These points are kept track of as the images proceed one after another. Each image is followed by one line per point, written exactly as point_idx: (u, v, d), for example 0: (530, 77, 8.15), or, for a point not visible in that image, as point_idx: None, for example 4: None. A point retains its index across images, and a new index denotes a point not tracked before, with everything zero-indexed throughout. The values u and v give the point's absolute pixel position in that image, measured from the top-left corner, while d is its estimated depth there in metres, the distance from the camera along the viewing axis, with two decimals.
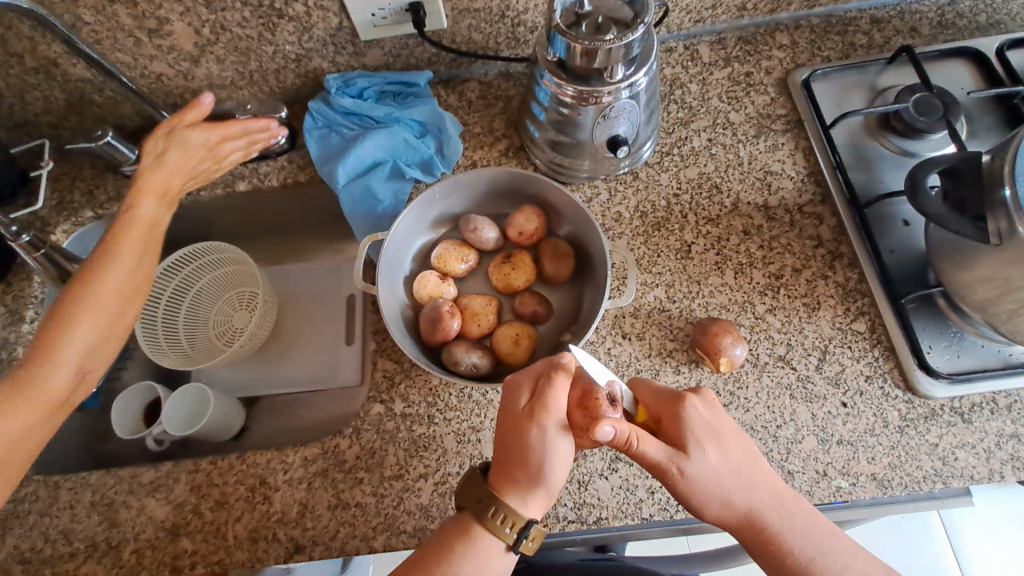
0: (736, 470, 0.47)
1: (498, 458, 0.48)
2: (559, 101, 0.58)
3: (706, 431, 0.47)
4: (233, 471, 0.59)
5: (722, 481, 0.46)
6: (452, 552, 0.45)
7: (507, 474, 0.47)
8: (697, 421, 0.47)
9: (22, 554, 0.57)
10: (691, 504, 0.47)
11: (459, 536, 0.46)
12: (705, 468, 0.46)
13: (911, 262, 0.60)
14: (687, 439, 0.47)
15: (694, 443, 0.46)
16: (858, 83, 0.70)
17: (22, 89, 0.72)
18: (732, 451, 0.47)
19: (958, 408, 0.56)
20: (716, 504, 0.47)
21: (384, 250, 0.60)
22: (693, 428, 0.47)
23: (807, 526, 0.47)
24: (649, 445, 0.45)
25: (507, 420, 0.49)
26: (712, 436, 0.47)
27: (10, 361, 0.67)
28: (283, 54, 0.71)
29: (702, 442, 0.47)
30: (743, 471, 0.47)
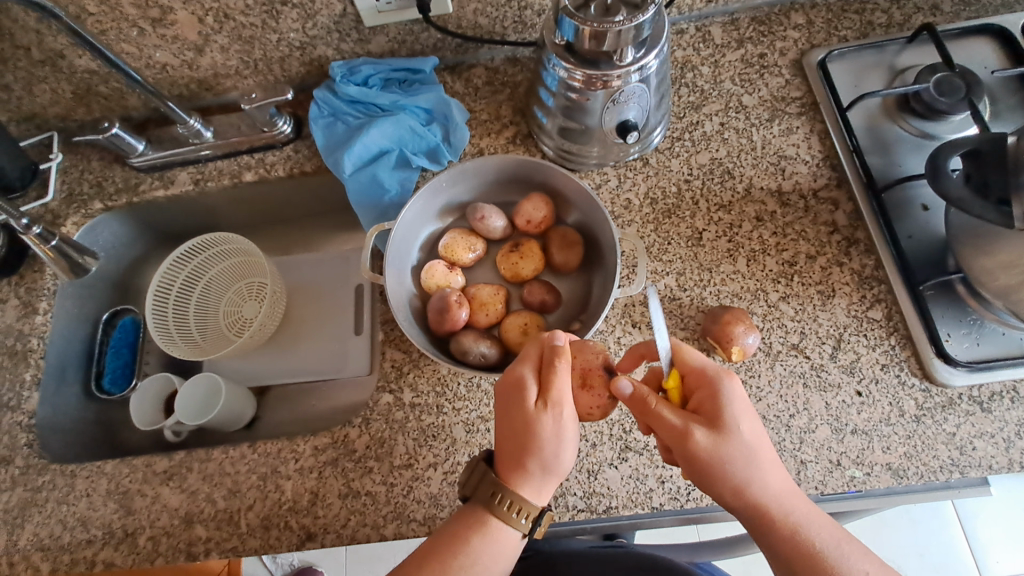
0: (763, 451, 0.46)
1: (507, 455, 0.47)
2: (567, 86, 0.57)
3: (744, 410, 0.47)
4: (244, 461, 0.59)
5: (748, 459, 0.45)
6: (466, 542, 0.45)
7: (522, 470, 0.46)
8: (736, 398, 0.47)
9: (41, 541, 0.58)
10: (708, 480, 0.46)
11: (472, 526, 0.46)
12: (736, 445, 0.45)
13: (929, 247, 0.59)
14: (723, 415, 0.46)
15: (730, 418, 0.46)
16: (876, 64, 0.68)
17: (29, 81, 0.72)
18: (759, 433, 0.47)
19: (977, 397, 0.55)
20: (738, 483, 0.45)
21: (392, 240, 0.60)
22: (730, 406, 0.46)
23: (820, 518, 0.46)
24: (666, 408, 0.46)
25: (515, 417, 0.47)
26: (747, 412, 0.47)
27: (26, 352, 0.68)
28: (287, 42, 0.70)
29: (737, 418, 0.46)
30: (768, 454, 0.46)
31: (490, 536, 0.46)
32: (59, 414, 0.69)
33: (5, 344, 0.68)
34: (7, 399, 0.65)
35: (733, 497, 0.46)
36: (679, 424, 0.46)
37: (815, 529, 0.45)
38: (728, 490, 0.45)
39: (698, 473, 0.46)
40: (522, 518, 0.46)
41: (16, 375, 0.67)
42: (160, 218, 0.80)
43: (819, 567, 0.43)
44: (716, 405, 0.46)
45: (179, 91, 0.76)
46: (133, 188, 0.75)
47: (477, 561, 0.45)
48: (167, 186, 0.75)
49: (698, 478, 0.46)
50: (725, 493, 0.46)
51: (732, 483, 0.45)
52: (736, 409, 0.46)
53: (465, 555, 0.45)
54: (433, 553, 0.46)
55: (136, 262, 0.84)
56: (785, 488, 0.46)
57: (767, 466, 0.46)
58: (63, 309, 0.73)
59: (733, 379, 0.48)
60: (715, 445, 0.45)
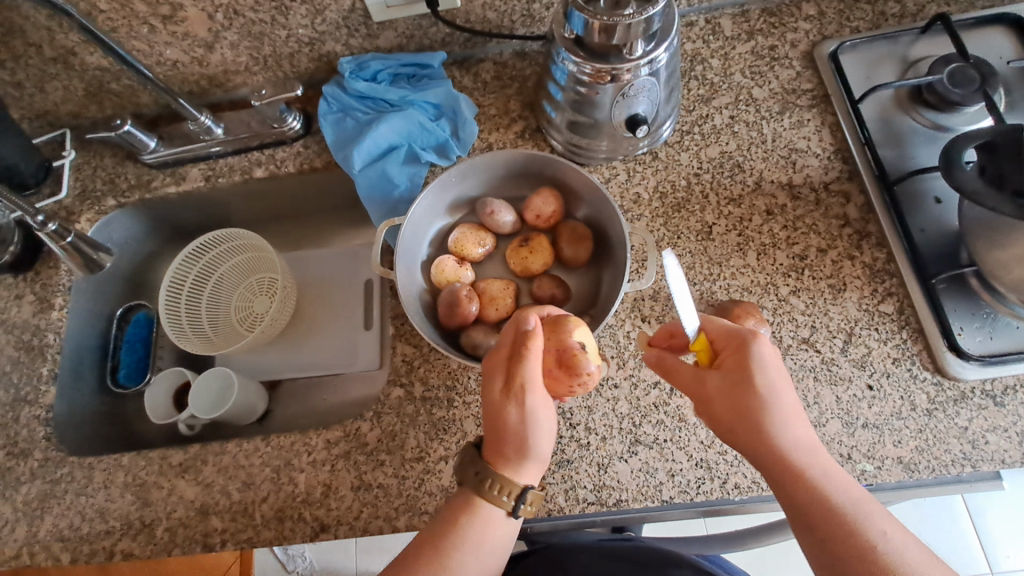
0: (789, 409, 0.45)
1: (500, 443, 0.47)
2: (576, 80, 0.57)
3: (774, 371, 0.45)
4: (258, 453, 0.60)
5: (773, 410, 0.45)
6: (459, 527, 0.46)
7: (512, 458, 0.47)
8: (766, 358, 0.45)
9: (60, 532, 0.59)
10: (731, 430, 0.45)
11: (466, 512, 0.47)
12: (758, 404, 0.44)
13: (942, 240, 0.58)
14: (746, 375, 0.45)
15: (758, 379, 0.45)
16: (889, 55, 0.67)
17: (42, 79, 0.73)
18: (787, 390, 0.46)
19: (990, 391, 0.55)
20: (761, 434, 0.44)
21: (402, 235, 0.60)
22: (757, 366, 0.45)
23: (856, 486, 0.43)
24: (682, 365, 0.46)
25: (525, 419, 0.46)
26: (777, 374, 0.45)
27: (43, 347, 0.69)
28: (296, 38, 0.70)
29: (762, 374, 0.45)
30: (794, 409, 0.45)
31: (484, 521, 0.46)
32: (75, 407, 0.70)
33: (22, 339, 0.69)
34: (25, 393, 0.67)
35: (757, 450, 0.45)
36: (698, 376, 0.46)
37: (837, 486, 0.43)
38: (751, 441, 0.45)
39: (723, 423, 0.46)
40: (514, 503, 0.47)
41: (34, 370, 0.68)
42: (172, 214, 0.81)
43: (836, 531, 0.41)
44: (741, 360, 0.46)
45: (189, 87, 0.77)
46: (145, 184, 0.75)
47: (471, 545, 0.46)
48: (178, 182, 0.75)
49: (722, 430, 0.46)
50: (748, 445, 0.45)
51: (755, 433, 0.44)
52: (764, 370, 0.45)
53: (460, 541, 0.46)
54: (430, 541, 0.46)
55: (148, 258, 0.85)
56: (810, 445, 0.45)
57: (792, 420, 0.45)
58: (79, 305, 0.74)
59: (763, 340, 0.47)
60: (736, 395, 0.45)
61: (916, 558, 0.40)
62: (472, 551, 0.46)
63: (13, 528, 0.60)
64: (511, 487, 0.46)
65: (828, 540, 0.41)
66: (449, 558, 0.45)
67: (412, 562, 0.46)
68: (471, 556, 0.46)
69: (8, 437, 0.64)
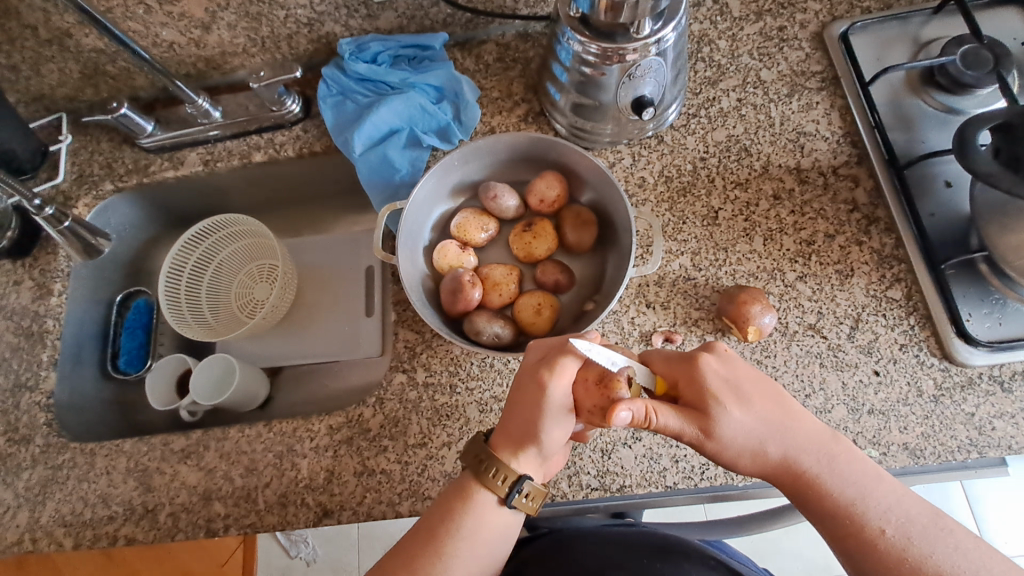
0: (764, 422, 0.45)
1: (508, 419, 0.48)
2: (581, 60, 0.55)
3: (725, 387, 0.45)
4: (261, 439, 0.60)
5: (744, 431, 0.45)
6: (454, 512, 0.46)
7: (513, 439, 0.47)
8: (714, 375, 0.45)
9: (63, 518, 0.59)
10: (724, 460, 0.46)
11: (464, 498, 0.47)
12: (732, 427, 0.44)
13: (952, 225, 0.58)
14: (706, 399, 0.45)
15: (714, 403, 0.44)
16: (899, 36, 0.66)
17: (37, 61, 0.71)
18: (755, 402, 0.45)
19: (997, 377, 0.54)
20: (748, 456, 0.45)
21: (404, 219, 0.59)
22: (710, 386, 0.45)
23: (846, 464, 0.45)
24: (665, 416, 0.44)
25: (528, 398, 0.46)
26: (728, 390, 0.45)
27: (42, 333, 0.68)
28: (295, 19, 0.69)
29: (727, 401, 0.45)
30: (770, 421, 0.45)
31: (480, 507, 0.46)
32: (76, 393, 0.70)
33: (21, 325, 0.69)
34: (25, 379, 0.66)
35: (751, 468, 0.46)
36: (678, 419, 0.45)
37: (833, 480, 0.44)
38: (740, 462, 0.46)
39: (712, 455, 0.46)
40: (505, 483, 0.46)
41: (34, 356, 0.67)
42: (171, 199, 0.80)
43: (848, 521, 0.43)
44: (699, 389, 0.45)
45: (186, 70, 0.76)
46: (143, 169, 0.74)
47: (465, 531, 0.46)
48: (176, 167, 0.74)
49: (715, 460, 0.47)
50: (744, 466, 0.46)
51: (740, 456, 0.45)
52: (717, 393, 0.45)
53: (456, 527, 0.46)
54: (428, 525, 0.47)
55: (148, 244, 0.84)
56: (801, 448, 0.45)
57: (771, 434, 0.45)
58: (78, 291, 0.73)
59: (709, 358, 0.46)
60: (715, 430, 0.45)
61: (920, 533, 0.42)
62: (466, 538, 0.46)
63: (15, 514, 0.60)
64: (509, 472, 0.46)
65: (848, 542, 0.43)
66: (445, 544, 0.45)
67: (410, 546, 0.46)
68: (466, 543, 0.46)
69: (9, 423, 0.64)
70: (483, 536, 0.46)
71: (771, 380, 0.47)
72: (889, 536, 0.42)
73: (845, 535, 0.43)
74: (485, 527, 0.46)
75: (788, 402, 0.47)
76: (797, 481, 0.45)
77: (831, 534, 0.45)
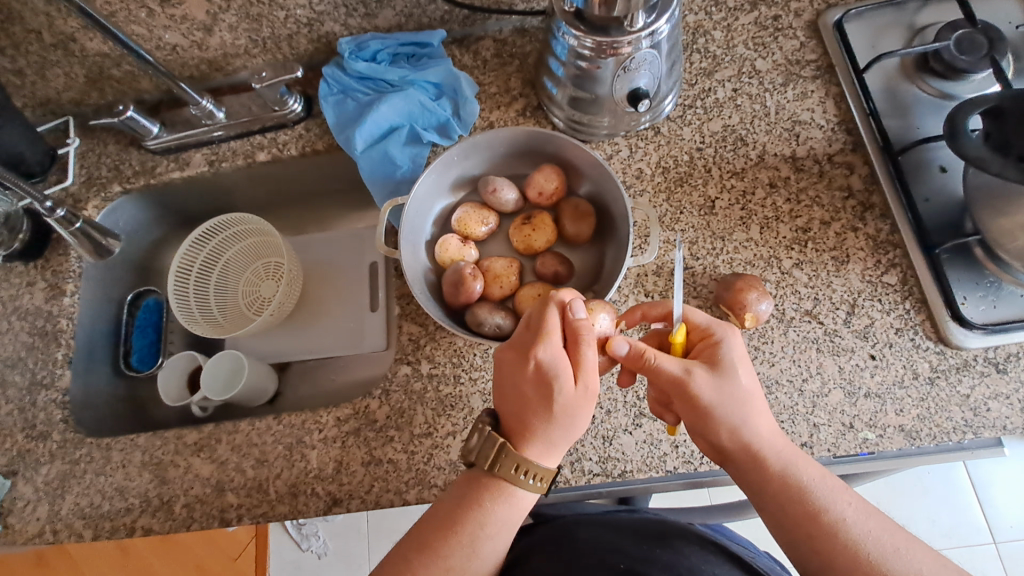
0: (755, 400, 0.47)
1: (532, 434, 0.47)
2: (577, 54, 0.56)
3: (738, 360, 0.48)
4: (270, 432, 0.61)
5: (740, 397, 0.47)
6: (485, 513, 0.47)
7: (542, 441, 0.47)
8: (733, 347, 0.48)
9: (82, 510, 0.61)
10: (707, 424, 0.47)
11: (493, 495, 0.47)
12: (730, 392, 0.47)
13: (946, 209, 0.58)
14: (718, 363, 0.47)
15: (727, 367, 0.47)
16: (895, 22, 0.66)
17: (43, 65, 0.73)
18: (753, 381, 0.48)
19: (992, 359, 0.55)
20: (731, 428, 0.46)
21: (405, 215, 0.60)
22: (725, 355, 0.48)
23: (809, 464, 0.46)
24: (666, 360, 0.47)
25: (540, 394, 0.47)
26: (744, 362, 0.48)
27: (56, 333, 0.70)
28: (295, 19, 0.70)
29: (734, 366, 0.48)
30: (758, 400, 0.47)
31: (508, 500, 0.47)
32: (90, 391, 0.72)
33: (36, 325, 0.71)
34: (40, 377, 0.68)
35: (724, 443, 0.47)
36: (682, 375, 0.47)
37: (800, 466, 0.46)
38: (720, 432, 0.47)
39: (693, 417, 0.47)
40: (534, 480, 0.47)
41: (48, 355, 0.69)
42: (177, 199, 0.81)
43: (804, 508, 0.44)
44: (715, 355, 0.48)
45: (190, 72, 0.77)
46: (149, 170, 0.76)
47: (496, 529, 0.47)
48: (182, 168, 0.76)
49: (695, 422, 0.48)
50: (718, 439, 0.47)
51: (722, 425, 0.46)
52: (733, 358, 0.48)
53: (490, 525, 0.47)
54: (455, 523, 0.47)
55: (155, 244, 0.86)
56: (774, 433, 0.47)
57: (756, 413, 0.47)
58: (89, 291, 0.75)
59: (733, 331, 0.49)
60: (713, 391, 0.46)
61: (876, 532, 0.42)
62: (498, 532, 0.47)
63: (35, 507, 0.62)
64: (543, 472, 0.47)
65: (804, 528, 0.43)
66: (478, 540, 0.46)
67: (435, 539, 0.47)
68: (501, 537, 0.47)
69: (26, 419, 0.66)
70: (512, 525, 0.48)
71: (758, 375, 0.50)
72: (847, 525, 0.43)
73: (804, 519, 0.43)
74: (511, 518, 0.47)
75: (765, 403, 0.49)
76: (767, 464, 0.46)
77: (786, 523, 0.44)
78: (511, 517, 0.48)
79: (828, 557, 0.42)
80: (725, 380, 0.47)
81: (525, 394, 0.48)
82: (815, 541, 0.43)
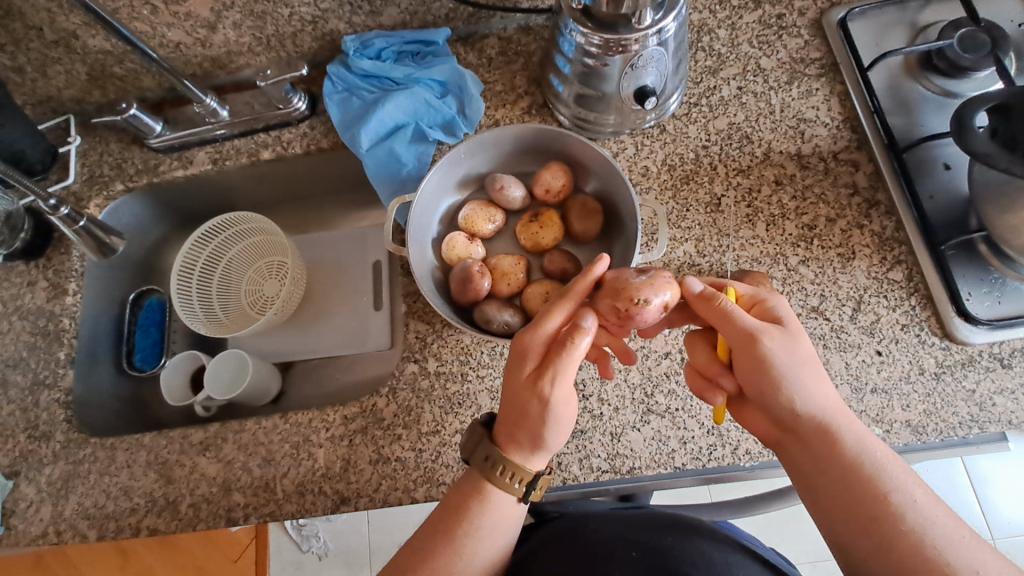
0: (809, 370, 0.45)
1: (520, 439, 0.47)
2: (584, 51, 0.56)
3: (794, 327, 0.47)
4: (277, 430, 0.61)
5: (802, 371, 0.45)
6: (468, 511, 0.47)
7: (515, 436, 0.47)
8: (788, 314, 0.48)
9: (86, 510, 0.61)
10: (782, 391, 0.45)
11: (470, 493, 0.48)
12: (796, 357, 0.45)
13: (951, 207, 0.59)
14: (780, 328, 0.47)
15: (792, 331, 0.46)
16: (898, 21, 0.66)
17: (44, 63, 0.72)
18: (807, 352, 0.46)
19: (997, 354, 0.55)
20: (806, 399, 0.45)
21: (413, 212, 0.60)
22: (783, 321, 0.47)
23: (873, 440, 0.45)
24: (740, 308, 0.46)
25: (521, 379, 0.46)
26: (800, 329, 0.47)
27: (58, 332, 0.70)
28: (299, 17, 0.70)
29: (797, 331, 0.47)
30: (815, 373, 0.45)
31: (485, 499, 0.47)
32: (93, 390, 0.72)
33: (38, 324, 0.70)
34: (43, 377, 0.68)
35: (792, 413, 0.45)
36: (752, 328, 0.45)
37: (871, 448, 0.44)
38: (793, 402, 0.45)
39: (760, 381, 0.45)
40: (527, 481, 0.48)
41: (51, 355, 0.69)
42: (179, 198, 0.81)
43: (864, 489, 0.42)
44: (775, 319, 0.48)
45: (192, 70, 0.77)
46: (152, 168, 0.75)
47: (482, 528, 0.47)
48: (185, 166, 0.75)
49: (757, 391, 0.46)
50: (789, 409, 0.45)
51: (801, 395, 0.45)
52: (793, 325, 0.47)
53: (467, 522, 0.47)
54: (442, 524, 0.47)
55: (157, 244, 0.85)
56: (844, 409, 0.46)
57: (818, 386, 0.45)
58: (91, 290, 0.75)
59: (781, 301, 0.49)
60: (782, 350, 0.45)
61: (941, 520, 0.41)
62: (480, 533, 0.47)
63: (39, 507, 0.62)
64: (522, 473, 0.47)
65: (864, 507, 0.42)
66: (461, 539, 0.46)
67: (421, 544, 0.47)
68: (480, 536, 0.47)
69: (29, 420, 0.66)
70: (497, 527, 0.48)
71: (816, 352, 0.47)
72: (912, 511, 0.41)
73: (867, 495, 0.42)
74: (492, 518, 0.47)
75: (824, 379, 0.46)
76: (835, 441, 0.44)
77: (844, 498, 0.43)
78: (494, 518, 0.47)
79: (884, 537, 0.41)
80: (789, 339, 0.46)
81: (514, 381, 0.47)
82: (874, 521, 0.41)
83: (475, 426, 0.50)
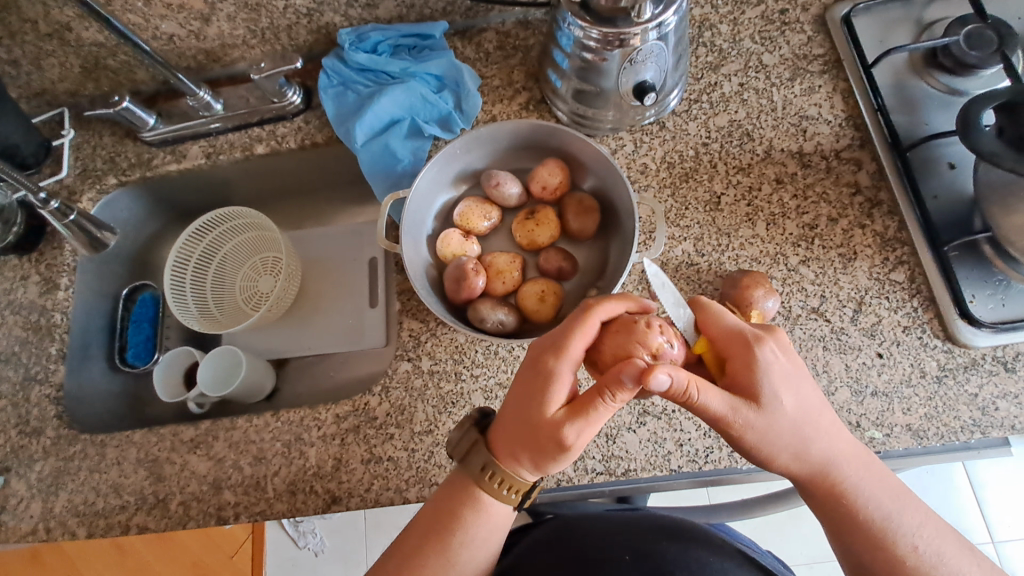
0: (799, 428, 0.44)
1: (513, 450, 0.45)
2: (582, 46, 0.55)
3: (782, 378, 0.43)
4: (268, 429, 0.60)
5: (794, 429, 0.44)
6: (460, 519, 0.46)
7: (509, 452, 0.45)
8: (772, 367, 0.43)
9: (76, 507, 0.60)
10: (765, 458, 0.45)
11: (461, 502, 0.47)
12: (785, 417, 0.43)
13: (955, 208, 0.58)
14: (759, 389, 0.43)
15: (771, 392, 0.43)
16: (903, 17, 0.65)
17: (37, 55, 0.71)
18: (795, 409, 0.43)
19: (1001, 358, 0.54)
20: (798, 457, 0.44)
21: (407, 208, 0.59)
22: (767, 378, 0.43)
23: (875, 479, 0.45)
24: (709, 396, 0.41)
25: (529, 393, 0.45)
26: (789, 381, 0.44)
27: (49, 327, 0.69)
28: (294, 9, 0.69)
29: (778, 387, 0.43)
30: (812, 427, 0.44)
31: (479, 509, 0.47)
32: (85, 386, 0.71)
33: (29, 319, 0.69)
34: (35, 372, 0.67)
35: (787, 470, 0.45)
36: (724, 409, 0.42)
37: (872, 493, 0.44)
38: (783, 461, 0.45)
39: (743, 451, 0.45)
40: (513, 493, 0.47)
41: (42, 350, 0.68)
42: (173, 193, 0.80)
43: (867, 535, 0.44)
44: (754, 378, 0.43)
45: (186, 63, 0.76)
46: (145, 163, 0.75)
47: (472, 537, 0.47)
48: (179, 160, 0.74)
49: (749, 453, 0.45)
50: (782, 466, 0.45)
51: (796, 453, 0.44)
52: (776, 382, 0.43)
53: (458, 529, 0.46)
54: (433, 533, 0.47)
55: (151, 239, 0.84)
56: (841, 454, 0.45)
57: (813, 441, 0.44)
58: (84, 285, 0.74)
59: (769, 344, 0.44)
60: (760, 426, 0.43)
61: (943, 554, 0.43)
62: (473, 541, 0.47)
63: (28, 504, 0.61)
64: (518, 484, 0.46)
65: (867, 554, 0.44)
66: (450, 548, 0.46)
67: (412, 550, 0.47)
68: (471, 541, 0.47)
69: (19, 416, 0.65)
70: (487, 535, 0.47)
71: (815, 393, 0.45)
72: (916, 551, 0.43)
73: (860, 536, 0.44)
74: (487, 528, 0.47)
75: (824, 428, 0.45)
76: (830, 488, 0.45)
77: (848, 542, 0.45)
78: (483, 525, 0.47)
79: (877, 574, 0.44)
80: (771, 405, 0.43)
81: (521, 395, 0.45)
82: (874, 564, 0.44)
83: (468, 427, 0.49)
